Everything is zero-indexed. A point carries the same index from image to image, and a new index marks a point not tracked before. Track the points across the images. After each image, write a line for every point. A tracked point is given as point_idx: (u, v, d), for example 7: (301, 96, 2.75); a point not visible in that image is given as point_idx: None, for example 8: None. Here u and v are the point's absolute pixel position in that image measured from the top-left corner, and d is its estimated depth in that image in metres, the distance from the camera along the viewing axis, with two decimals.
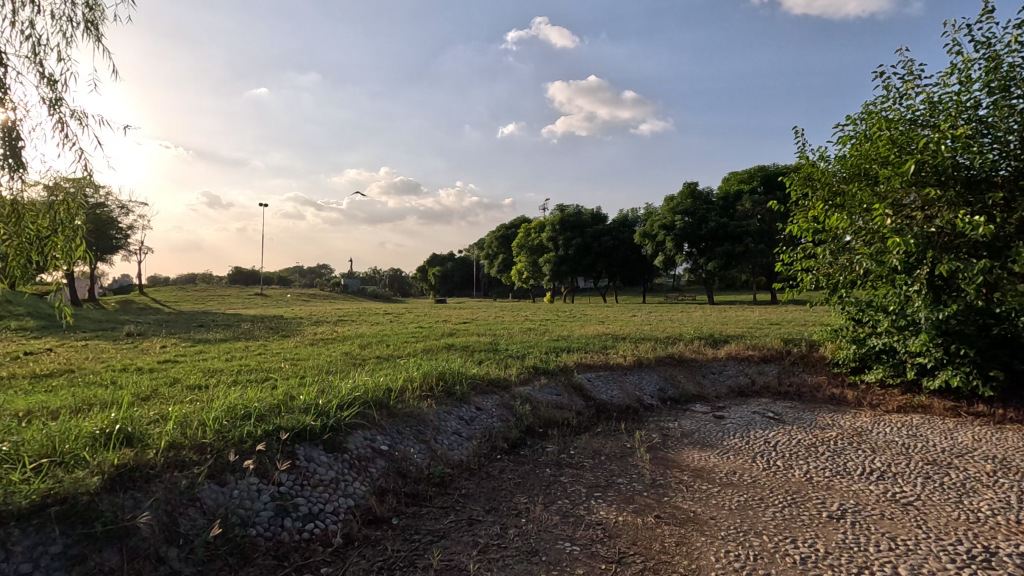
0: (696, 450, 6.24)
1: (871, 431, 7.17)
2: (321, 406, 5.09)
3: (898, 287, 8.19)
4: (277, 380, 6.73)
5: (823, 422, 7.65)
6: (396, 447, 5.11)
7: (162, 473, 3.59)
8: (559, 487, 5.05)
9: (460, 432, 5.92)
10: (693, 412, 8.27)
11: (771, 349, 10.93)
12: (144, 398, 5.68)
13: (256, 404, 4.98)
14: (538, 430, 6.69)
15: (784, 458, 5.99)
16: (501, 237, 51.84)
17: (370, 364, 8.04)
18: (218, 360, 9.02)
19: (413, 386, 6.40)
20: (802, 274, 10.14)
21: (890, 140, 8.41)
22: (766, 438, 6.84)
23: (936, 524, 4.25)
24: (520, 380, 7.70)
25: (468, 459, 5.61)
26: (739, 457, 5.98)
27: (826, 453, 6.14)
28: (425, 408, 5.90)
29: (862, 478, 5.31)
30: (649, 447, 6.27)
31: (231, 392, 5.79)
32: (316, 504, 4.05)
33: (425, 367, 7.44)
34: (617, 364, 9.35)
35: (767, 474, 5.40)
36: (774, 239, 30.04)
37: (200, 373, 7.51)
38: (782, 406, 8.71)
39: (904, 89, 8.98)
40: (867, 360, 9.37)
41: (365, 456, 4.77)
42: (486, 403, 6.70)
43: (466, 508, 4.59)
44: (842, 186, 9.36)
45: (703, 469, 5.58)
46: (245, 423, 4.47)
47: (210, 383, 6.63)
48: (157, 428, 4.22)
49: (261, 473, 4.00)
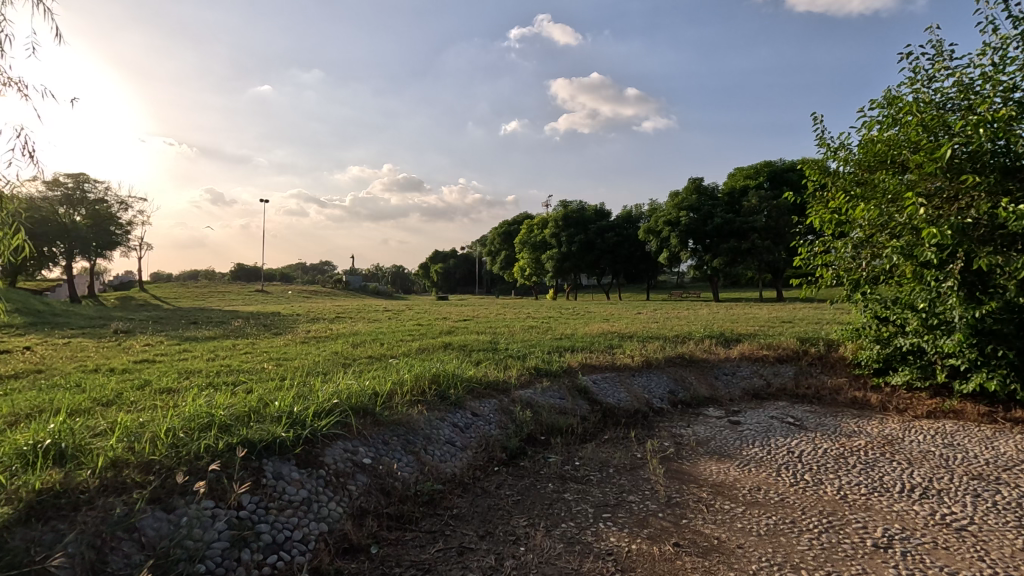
0: (713, 461, 5.66)
1: (902, 439, 6.59)
2: (296, 415, 4.56)
3: (929, 282, 7.58)
4: (257, 383, 6.20)
5: (849, 429, 7.07)
6: (380, 460, 4.59)
7: (93, 500, 3.04)
8: (562, 506, 4.49)
9: (454, 441, 5.38)
10: (706, 417, 7.71)
11: (786, 349, 10.33)
12: (101, 404, 5.12)
13: (222, 412, 4.45)
14: (540, 438, 6.12)
15: (812, 471, 5.39)
16: (505, 234, 51.18)
17: (359, 365, 7.48)
18: (199, 360, 8.48)
19: (402, 390, 5.85)
20: (821, 270, 9.53)
21: (920, 124, 7.80)
22: (788, 446, 6.27)
23: (1000, 556, 3.67)
24: (521, 383, 7.13)
25: (461, 472, 5.07)
26: (762, 470, 5.40)
27: (858, 466, 5.56)
28: (415, 415, 5.37)
29: (903, 497, 4.72)
30: (662, 459, 5.69)
31: (201, 396, 5.26)
32: (281, 532, 3.51)
33: (417, 369, 6.86)
34: (624, 365, 8.79)
35: (796, 491, 4.81)
36: (781, 235, 29.37)
37: (175, 375, 6.96)
38: (801, 410, 8.13)
39: (931, 73, 8.39)
40: (892, 361, 8.77)
41: (344, 471, 4.24)
42: (483, 408, 6.15)
43: (457, 533, 4.03)
44: (867, 176, 8.74)
45: (723, 484, 4.99)
46: (205, 434, 3.94)
47: (183, 386, 6.10)
48: (100, 441, 3.69)
49: (217, 496, 3.44)
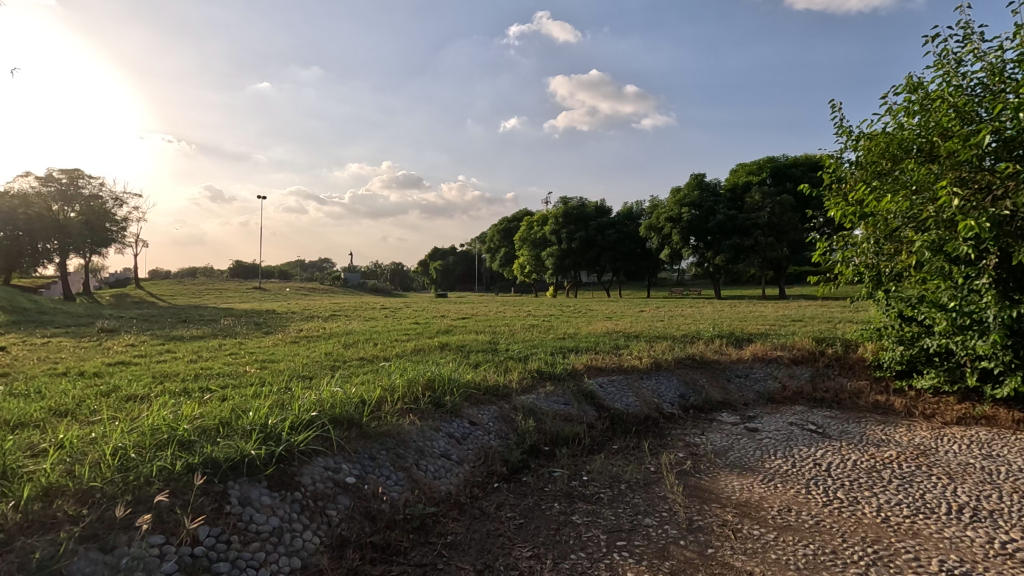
0: (734, 476, 5.15)
1: (936, 449, 6.07)
2: (270, 428, 4.06)
3: (960, 280, 7.04)
4: (234, 389, 5.70)
5: (876, 437, 6.56)
6: (366, 479, 4.10)
7: (12, 542, 2.55)
8: (570, 532, 3.99)
9: (449, 454, 4.88)
10: (720, 423, 7.21)
11: (801, 349, 9.82)
12: (55, 415, 4.61)
13: (185, 426, 3.95)
14: (544, 449, 5.61)
15: (845, 487, 4.87)
16: (505, 231, 50.67)
17: (348, 368, 6.97)
18: (179, 362, 7.97)
19: (392, 397, 5.34)
20: (840, 266, 9.00)
21: (952, 109, 7.24)
22: (814, 458, 5.76)
23: None
24: (523, 388, 6.62)
25: (457, 489, 4.57)
26: (789, 486, 4.89)
27: (895, 481, 5.04)
28: (407, 425, 4.87)
29: (953, 520, 4.20)
30: (679, 473, 5.18)
31: (168, 406, 4.75)
32: (244, 572, 2.99)
33: (410, 372, 6.34)
34: (632, 367, 8.28)
35: (831, 513, 4.30)
36: (785, 232, 28.83)
37: (149, 379, 6.46)
38: (821, 415, 7.63)
39: (959, 56, 7.86)
40: (917, 363, 8.27)
41: (323, 494, 3.75)
42: (482, 416, 5.63)
43: (450, 567, 3.54)
44: (890, 167, 8.21)
45: (749, 504, 4.48)
46: (160, 454, 3.44)
47: (152, 394, 5.58)
48: (34, 463, 3.19)
49: (168, 529, 2.92)
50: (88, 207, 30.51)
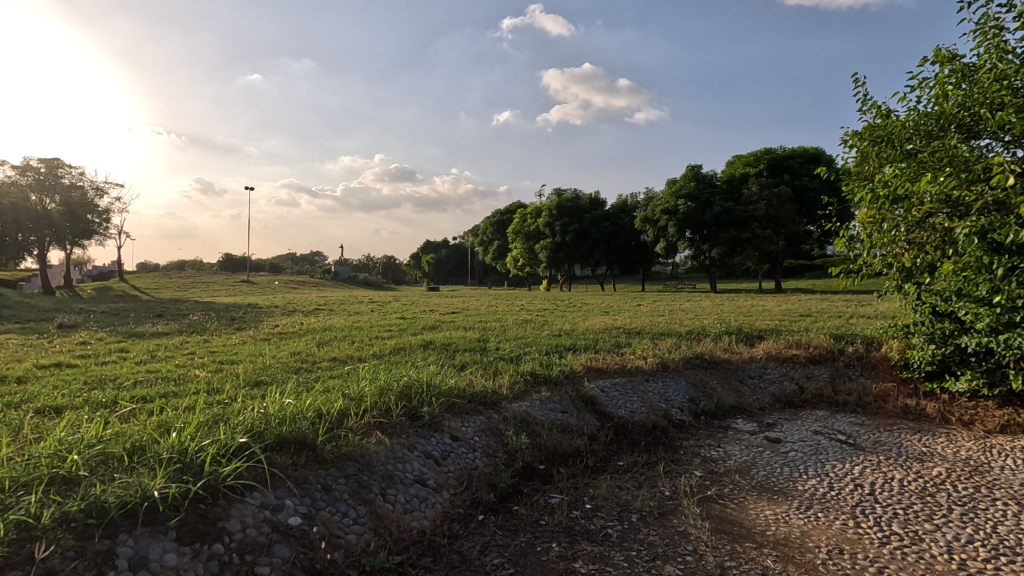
0: (765, 503, 4.32)
1: (989, 465, 5.26)
2: (190, 456, 3.17)
3: (998, 276, 6.20)
4: (171, 400, 4.80)
5: (916, 449, 5.75)
6: (315, 519, 3.23)
7: None
8: None
9: (425, 480, 4.02)
10: (737, 432, 6.41)
11: (819, 347, 9.03)
12: None
13: (77, 454, 3.05)
14: (539, 468, 4.77)
15: (899, 518, 4.07)
16: (497, 223, 49.77)
17: (315, 372, 6.10)
18: (125, 364, 7.05)
19: (358, 410, 4.46)
20: (864, 256, 8.17)
21: (1000, 79, 6.36)
22: (852, 477, 4.94)
23: None
24: (514, 394, 5.76)
25: (433, 526, 3.72)
26: (833, 517, 4.08)
27: (958, 510, 4.22)
28: (373, 445, 4.00)
29: None
30: (700, 500, 4.35)
31: (75, 424, 3.85)
32: None
33: (384, 377, 5.45)
34: (635, 368, 7.44)
35: (895, 557, 3.49)
36: (783, 225, 28.06)
37: (77, 386, 5.52)
38: (846, 422, 6.84)
39: (1002, 21, 7.01)
40: (951, 363, 7.51)
41: (254, 544, 2.89)
42: (467, 430, 4.76)
43: None
44: (923, 145, 7.35)
45: (791, 542, 3.67)
46: (22, 499, 2.57)
47: (70, 405, 4.69)
48: None
49: None
50: (66, 197, 29.33)
